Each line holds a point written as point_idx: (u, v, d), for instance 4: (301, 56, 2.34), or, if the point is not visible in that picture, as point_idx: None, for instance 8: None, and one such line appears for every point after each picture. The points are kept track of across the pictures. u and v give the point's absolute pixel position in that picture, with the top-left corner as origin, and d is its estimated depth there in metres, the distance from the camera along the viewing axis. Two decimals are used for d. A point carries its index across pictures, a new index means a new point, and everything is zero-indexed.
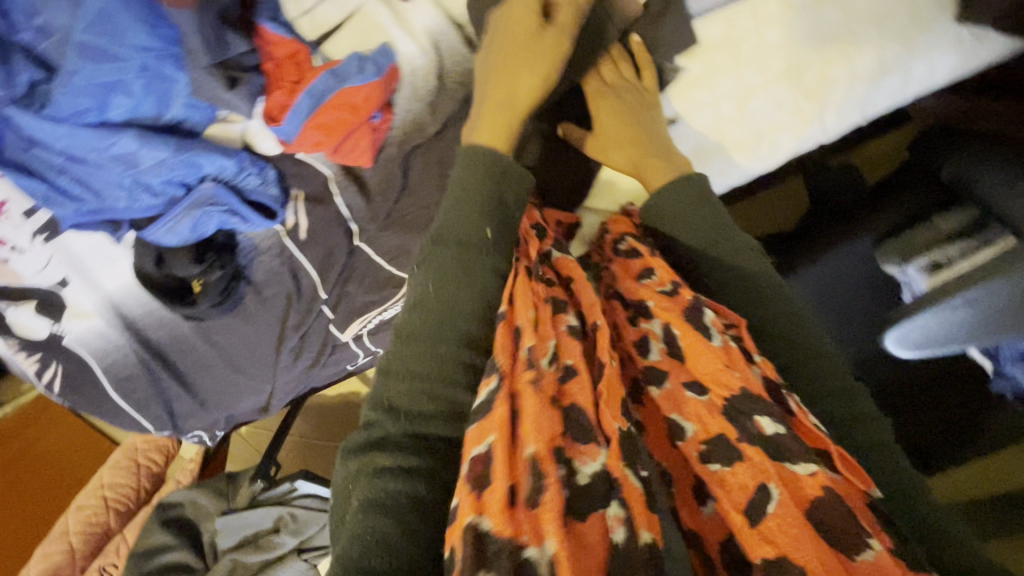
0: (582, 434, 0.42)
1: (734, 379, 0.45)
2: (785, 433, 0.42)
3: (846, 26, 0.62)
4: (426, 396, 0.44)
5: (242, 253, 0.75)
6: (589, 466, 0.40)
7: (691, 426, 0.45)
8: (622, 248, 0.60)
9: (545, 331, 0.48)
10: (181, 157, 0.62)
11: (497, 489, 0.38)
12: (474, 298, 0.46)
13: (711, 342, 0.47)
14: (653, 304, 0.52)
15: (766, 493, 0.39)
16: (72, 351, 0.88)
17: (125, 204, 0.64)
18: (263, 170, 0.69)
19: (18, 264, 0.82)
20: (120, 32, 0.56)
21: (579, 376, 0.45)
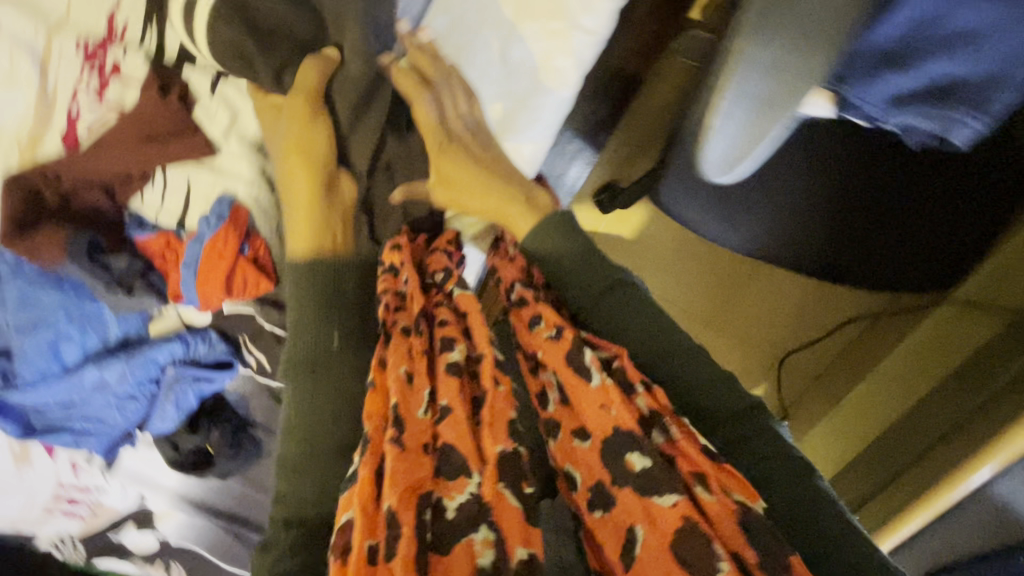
0: (452, 474, 0.53)
1: (613, 421, 0.53)
2: (654, 467, 0.50)
3: None
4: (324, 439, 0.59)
5: (237, 405, 0.87)
6: (454, 498, 0.52)
7: (580, 475, 0.55)
8: (514, 298, 0.66)
9: (422, 384, 0.59)
10: (136, 362, 0.76)
11: (382, 542, 0.48)
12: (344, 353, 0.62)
13: (591, 381, 0.55)
14: (542, 353, 0.60)
15: (632, 531, 0.49)
16: (179, 547, 1.04)
17: (122, 415, 0.79)
18: (206, 336, 0.81)
19: (106, 502, 0.99)
20: (38, 302, 0.70)
21: (490, 423, 0.55)
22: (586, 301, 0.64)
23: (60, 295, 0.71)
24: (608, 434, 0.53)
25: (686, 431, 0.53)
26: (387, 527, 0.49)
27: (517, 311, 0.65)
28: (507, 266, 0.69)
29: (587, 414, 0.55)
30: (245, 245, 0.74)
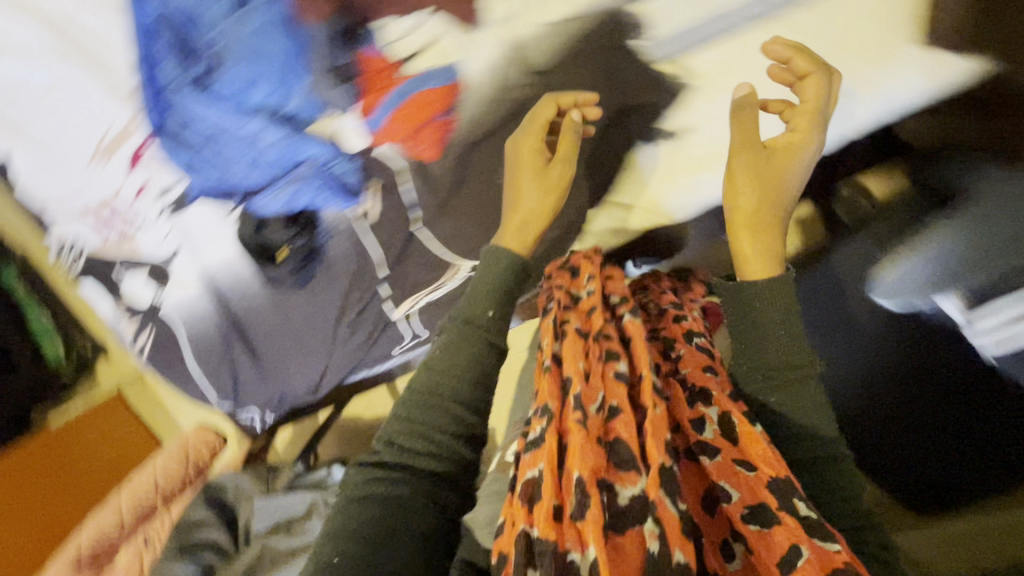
0: (625, 465, 0.64)
1: (777, 465, 0.59)
2: (815, 516, 0.55)
3: (831, 52, 0.72)
4: (413, 440, 0.69)
5: (323, 233, 0.92)
6: (626, 488, 0.62)
7: (737, 493, 0.60)
8: (696, 345, 0.78)
9: (596, 382, 0.73)
10: (291, 143, 0.81)
11: (547, 506, 0.61)
12: (428, 412, 0.69)
13: (756, 432, 0.62)
14: (716, 394, 0.68)
15: (797, 553, 0.52)
16: (166, 317, 1.04)
17: (242, 176, 0.82)
18: (351, 161, 0.86)
19: (141, 237, 0.99)
20: (268, 41, 0.74)
21: (621, 415, 0.67)
22: (779, 363, 0.66)
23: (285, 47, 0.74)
24: (771, 477, 0.58)
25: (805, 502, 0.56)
26: (575, 494, 0.61)
27: (693, 352, 0.78)
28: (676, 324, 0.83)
29: (756, 461, 0.60)
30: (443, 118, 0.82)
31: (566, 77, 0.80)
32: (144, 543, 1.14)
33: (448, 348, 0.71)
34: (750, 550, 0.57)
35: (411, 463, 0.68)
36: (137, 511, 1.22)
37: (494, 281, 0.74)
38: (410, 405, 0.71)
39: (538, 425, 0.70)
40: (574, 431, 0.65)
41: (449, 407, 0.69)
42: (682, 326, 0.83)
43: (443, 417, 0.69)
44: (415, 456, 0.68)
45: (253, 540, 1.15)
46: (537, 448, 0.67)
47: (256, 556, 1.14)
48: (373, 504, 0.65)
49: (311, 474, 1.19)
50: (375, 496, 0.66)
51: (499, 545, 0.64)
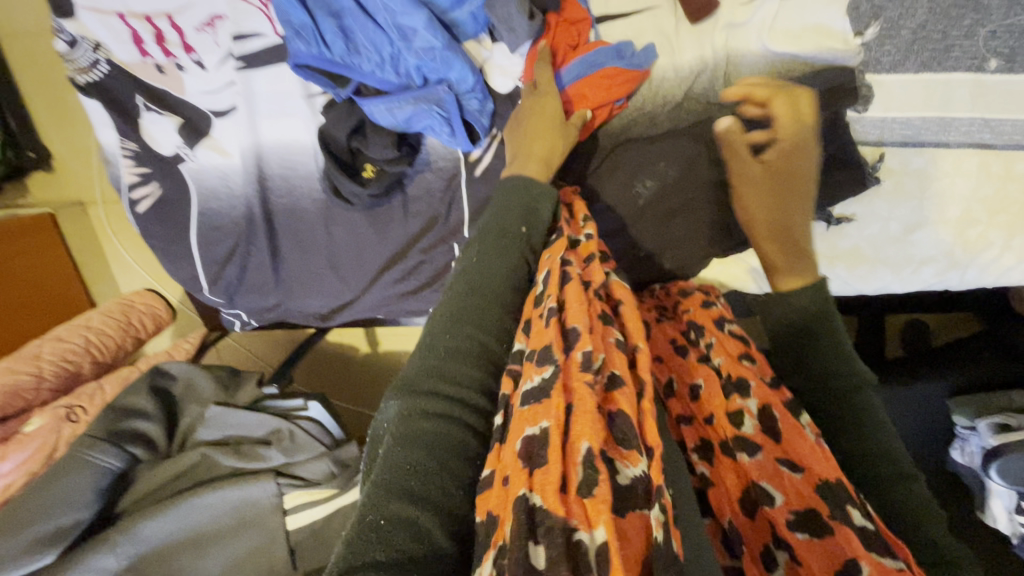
0: (628, 440, 0.48)
1: (827, 468, 0.54)
2: (872, 528, 0.50)
3: (1021, 205, 0.69)
4: (461, 360, 0.53)
5: (415, 164, 0.79)
6: (629, 467, 0.46)
7: (782, 497, 0.55)
8: (729, 331, 0.69)
9: (598, 342, 0.54)
10: (442, 56, 0.66)
11: (553, 471, 0.44)
12: (476, 331, 0.54)
13: (806, 432, 0.58)
14: (754, 385, 0.62)
15: (854, 572, 0.48)
16: (182, 179, 0.86)
17: (369, 70, 0.67)
18: (486, 100, 0.73)
19: (190, 76, 0.80)
20: None
21: (623, 385, 0.51)
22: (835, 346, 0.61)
23: None
24: (822, 479, 0.54)
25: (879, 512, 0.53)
26: (583, 462, 0.44)
27: (725, 341, 0.68)
28: (703, 310, 0.72)
29: (800, 461, 0.56)
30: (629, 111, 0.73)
31: (760, 111, 0.71)
32: (66, 413, 0.98)
33: (481, 251, 0.59)
34: (799, 556, 0.52)
35: (457, 389, 0.52)
36: (59, 371, 1.06)
37: (530, 202, 0.63)
38: (437, 324, 0.55)
39: (539, 375, 0.51)
40: (582, 395, 0.48)
41: (493, 319, 0.56)
42: (711, 311, 0.71)
43: (481, 325, 0.55)
44: (460, 374, 0.52)
45: (193, 448, 1.02)
46: (539, 402, 0.49)
47: (191, 467, 1.01)
48: (424, 449, 0.47)
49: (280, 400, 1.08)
50: (430, 435, 0.48)
51: (485, 503, 0.46)
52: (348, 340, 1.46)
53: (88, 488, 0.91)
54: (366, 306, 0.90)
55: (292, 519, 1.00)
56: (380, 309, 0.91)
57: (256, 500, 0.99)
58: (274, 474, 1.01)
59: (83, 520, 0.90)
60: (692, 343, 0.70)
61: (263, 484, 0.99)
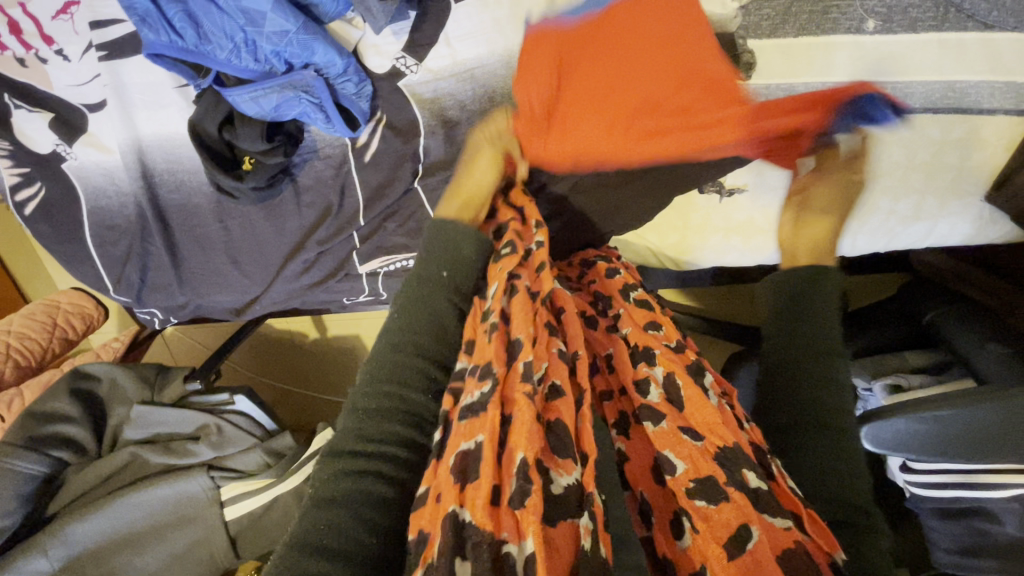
0: (564, 449, 0.52)
1: (726, 434, 0.56)
2: (765, 488, 0.52)
3: (905, 169, 0.68)
4: (390, 413, 0.52)
5: (301, 152, 0.77)
6: (561, 476, 0.50)
7: (682, 465, 0.54)
8: (632, 297, 0.69)
9: (539, 352, 0.58)
10: (299, 40, 0.63)
11: (484, 486, 0.47)
12: (408, 375, 0.54)
13: (709, 400, 0.59)
14: (659, 353, 0.62)
15: (747, 534, 0.49)
16: (65, 179, 0.82)
17: (225, 57, 0.63)
18: (362, 82, 0.70)
19: (54, 69, 0.76)
20: None
21: (563, 397, 0.56)
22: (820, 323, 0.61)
23: None
24: (721, 446, 0.55)
25: (781, 471, 0.55)
26: (517, 475, 0.47)
27: (632, 312, 0.68)
28: (607, 280, 0.72)
29: (702, 428, 0.57)
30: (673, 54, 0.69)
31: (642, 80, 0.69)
32: None
33: (404, 305, 0.58)
34: (700, 526, 0.51)
35: (379, 446, 0.50)
36: None
37: (463, 251, 0.62)
38: (369, 371, 0.55)
39: (476, 391, 0.52)
40: (522, 403, 0.51)
41: (415, 366, 0.55)
42: (616, 281, 0.71)
43: (410, 376, 0.54)
44: (388, 426, 0.51)
45: (121, 448, 1.03)
46: (477, 416, 0.51)
47: (119, 467, 1.01)
48: (341, 508, 0.46)
49: (206, 395, 1.07)
50: (348, 492, 0.47)
51: (416, 521, 0.46)
52: (297, 326, 1.42)
53: (10, 495, 0.91)
54: (274, 300, 0.88)
55: (229, 509, 1.01)
56: (288, 302, 0.88)
57: (185, 497, 0.99)
58: (206, 467, 1.01)
59: (9, 527, 0.91)
60: (600, 312, 0.70)
61: (196, 479, 0.99)
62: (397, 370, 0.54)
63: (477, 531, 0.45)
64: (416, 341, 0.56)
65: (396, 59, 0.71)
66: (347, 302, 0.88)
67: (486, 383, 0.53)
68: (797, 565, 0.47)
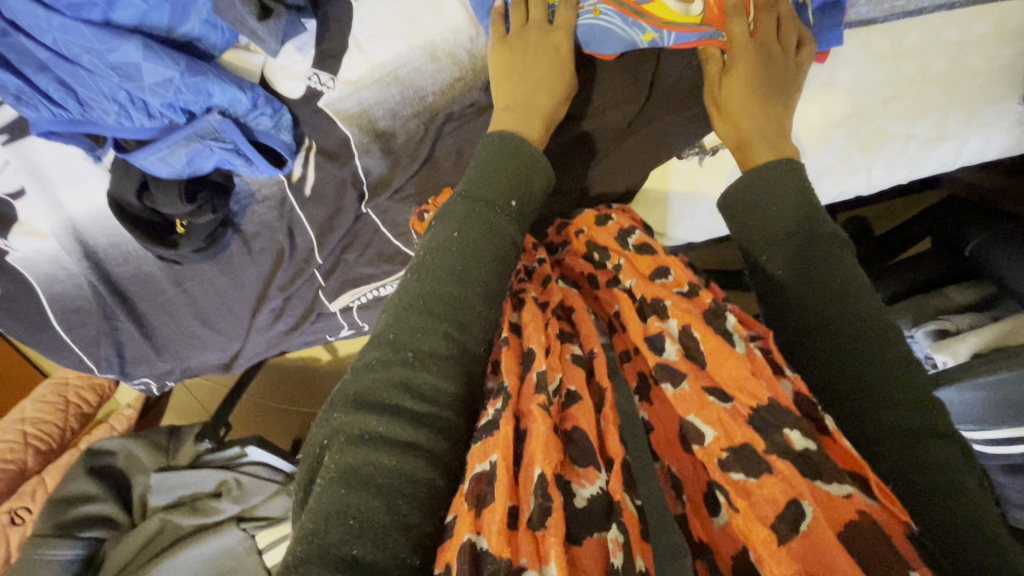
0: (584, 455, 0.44)
1: (761, 390, 0.44)
2: (816, 450, 0.41)
3: (919, 83, 0.58)
4: (432, 376, 0.41)
5: (236, 199, 0.70)
6: (586, 487, 0.42)
7: (711, 433, 0.43)
8: (632, 243, 0.58)
9: (552, 360, 0.50)
10: (188, 83, 0.55)
11: (499, 510, 0.38)
12: (463, 334, 0.43)
13: (734, 348, 0.47)
14: (671, 303, 0.50)
15: (798, 513, 0.38)
16: (14, 273, 0.78)
17: (114, 121, 0.57)
18: (277, 112, 0.62)
19: None
20: None
21: (581, 401, 0.47)
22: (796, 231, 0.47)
23: None
24: (755, 406, 0.43)
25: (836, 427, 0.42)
26: (534, 495, 0.40)
27: (634, 259, 0.56)
28: (600, 227, 0.59)
29: (730, 387, 0.45)
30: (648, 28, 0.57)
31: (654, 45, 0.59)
32: (10, 518, 1.00)
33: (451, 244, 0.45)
34: (738, 505, 0.40)
35: (419, 397, 0.40)
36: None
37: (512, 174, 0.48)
38: (414, 309, 0.43)
39: (494, 407, 0.44)
40: (537, 417, 0.43)
41: (477, 313, 0.43)
42: (608, 227, 0.59)
43: (472, 332, 0.43)
44: (434, 394, 0.41)
45: (151, 517, 1.01)
46: (488, 433, 0.42)
47: (153, 536, 0.99)
48: (371, 493, 0.37)
49: (221, 451, 1.05)
50: (389, 475, 0.37)
51: (442, 558, 0.37)
52: (308, 353, 1.38)
53: None
54: (255, 351, 0.83)
55: (270, 556, 1.02)
56: (270, 351, 0.85)
57: (226, 550, 1.00)
58: (236, 521, 1.01)
59: None
60: (598, 265, 0.58)
61: (229, 533, 1.00)
62: (456, 318, 0.43)
63: (496, 561, 0.36)
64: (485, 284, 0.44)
65: (308, 78, 0.63)
66: (331, 339, 0.83)
67: (500, 400, 0.45)
68: (864, 539, 0.36)
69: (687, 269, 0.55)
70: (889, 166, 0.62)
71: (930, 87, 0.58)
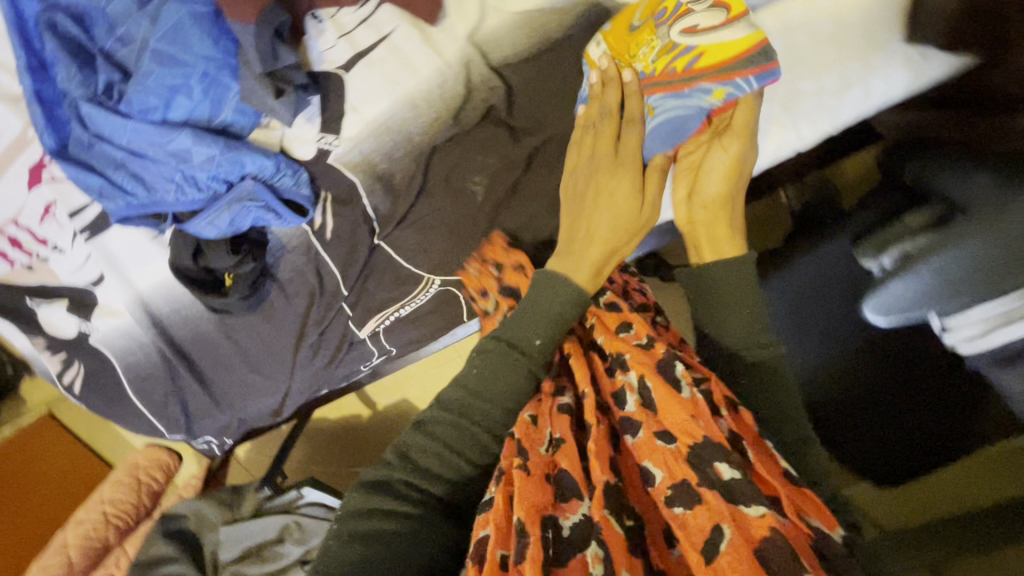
0: (567, 495, 0.53)
1: (697, 429, 0.53)
2: (740, 479, 0.49)
3: (813, 46, 0.69)
4: (435, 467, 0.55)
5: (271, 252, 0.83)
6: (567, 518, 0.52)
7: (660, 473, 0.52)
8: (604, 300, 0.69)
9: (544, 420, 0.60)
10: (227, 157, 0.70)
11: (492, 556, 0.48)
12: (467, 442, 0.56)
13: (680, 395, 0.56)
14: (630, 357, 0.60)
15: (720, 532, 0.46)
16: (96, 351, 0.92)
17: (173, 198, 0.71)
18: (297, 173, 0.76)
19: (56, 262, 0.87)
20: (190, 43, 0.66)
21: (566, 448, 0.56)
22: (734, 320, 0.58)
23: (209, 49, 0.66)
24: (693, 445, 0.52)
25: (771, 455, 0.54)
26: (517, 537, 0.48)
27: (603, 317, 0.67)
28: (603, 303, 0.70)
29: (674, 427, 0.54)
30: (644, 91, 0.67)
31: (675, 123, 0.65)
32: None
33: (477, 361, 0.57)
34: (681, 533, 0.48)
35: (422, 484, 0.55)
36: (86, 552, 1.16)
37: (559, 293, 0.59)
38: (443, 418, 0.56)
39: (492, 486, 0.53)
40: (518, 475, 0.52)
41: (475, 437, 0.56)
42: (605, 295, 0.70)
43: (466, 447, 0.56)
44: (434, 481, 0.55)
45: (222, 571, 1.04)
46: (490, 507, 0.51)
47: None
48: (372, 548, 0.50)
49: (281, 498, 1.14)
50: (384, 534, 0.51)
51: None
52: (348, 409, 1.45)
53: None
54: (300, 390, 0.94)
55: None
56: (313, 388, 0.95)
57: None
58: (300, 564, 1.03)
59: None
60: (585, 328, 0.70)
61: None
62: (456, 433, 0.56)
63: None
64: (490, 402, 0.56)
65: (318, 140, 0.77)
66: (366, 368, 0.93)
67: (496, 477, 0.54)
68: (777, 556, 0.44)
69: (645, 324, 0.66)
70: (814, 119, 0.70)
71: (825, 47, 0.69)
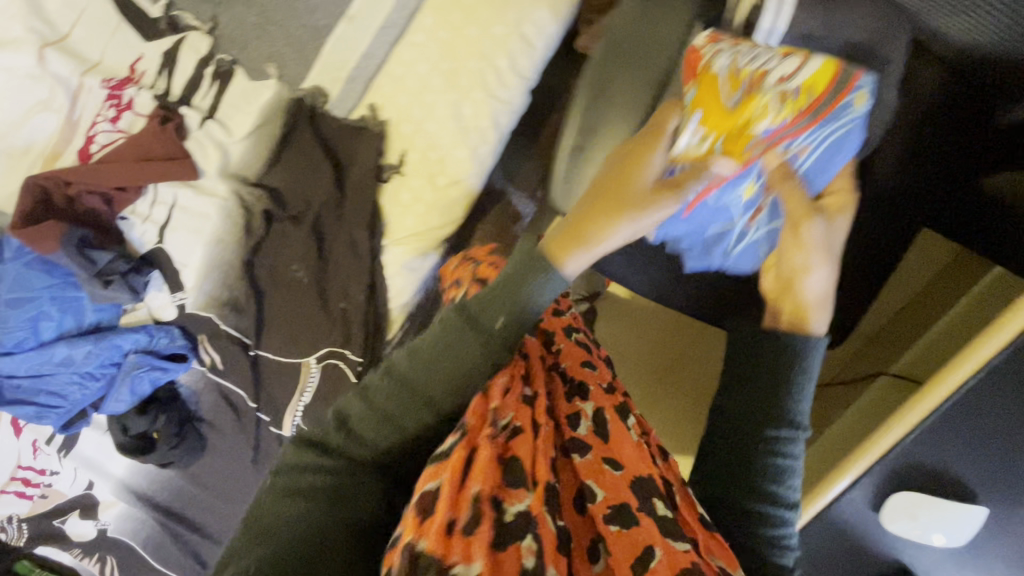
0: (515, 478, 0.44)
1: (641, 469, 0.48)
2: (670, 515, 0.44)
3: (458, 34, 0.80)
4: (366, 427, 0.47)
5: (188, 400, 1.00)
6: (509, 502, 0.42)
7: (600, 492, 0.46)
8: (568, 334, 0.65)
9: (504, 400, 0.50)
10: (102, 346, 0.89)
11: (439, 515, 0.40)
12: (417, 410, 0.47)
13: (632, 434, 0.51)
14: (591, 390, 0.56)
15: (646, 555, 0.41)
16: (116, 540, 1.10)
17: (81, 394, 0.90)
18: (169, 331, 0.94)
19: (57, 483, 1.08)
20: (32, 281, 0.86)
21: (523, 434, 0.47)
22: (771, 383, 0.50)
23: (49, 279, 0.86)
24: (638, 476, 0.47)
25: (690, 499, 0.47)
26: (443, 504, 0.41)
27: (571, 346, 0.62)
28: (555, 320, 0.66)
29: (622, 460, 0.49)
30: (719, 170, 0.53)
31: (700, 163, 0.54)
32: None
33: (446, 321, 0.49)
34: (608, 549, 0.43)
35: (370, 436, 0.47)
36: None
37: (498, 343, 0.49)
38: (407, 367, 0.48)
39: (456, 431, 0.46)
40: (484, 443, 0.44)
41: (412, 405, 0.47)
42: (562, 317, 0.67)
43: (412, 408, 0.47)
44: (383, 441, 0.47)
45: None
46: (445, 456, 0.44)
47: None
48: (286, 518, 0.42)
49: None
50: (306, 499, 0.43)
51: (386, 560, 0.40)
52: None
53: None
54: None
55: None
56: None
57: None
58: None
59: None
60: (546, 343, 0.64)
61: None
62: (417, 398, 0.47)
63: (427, 559, 0.38)
64: (470, 363, 0.48)
65: (173, 301, 0.94)
66: None
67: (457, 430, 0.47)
68: None
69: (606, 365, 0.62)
70: (498, 84, 0.80)
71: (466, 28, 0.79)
